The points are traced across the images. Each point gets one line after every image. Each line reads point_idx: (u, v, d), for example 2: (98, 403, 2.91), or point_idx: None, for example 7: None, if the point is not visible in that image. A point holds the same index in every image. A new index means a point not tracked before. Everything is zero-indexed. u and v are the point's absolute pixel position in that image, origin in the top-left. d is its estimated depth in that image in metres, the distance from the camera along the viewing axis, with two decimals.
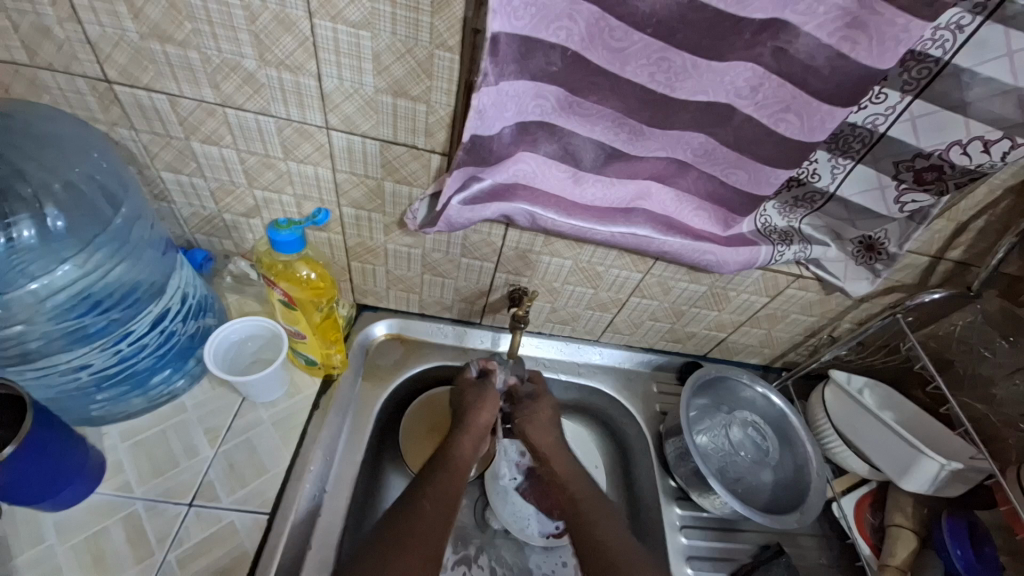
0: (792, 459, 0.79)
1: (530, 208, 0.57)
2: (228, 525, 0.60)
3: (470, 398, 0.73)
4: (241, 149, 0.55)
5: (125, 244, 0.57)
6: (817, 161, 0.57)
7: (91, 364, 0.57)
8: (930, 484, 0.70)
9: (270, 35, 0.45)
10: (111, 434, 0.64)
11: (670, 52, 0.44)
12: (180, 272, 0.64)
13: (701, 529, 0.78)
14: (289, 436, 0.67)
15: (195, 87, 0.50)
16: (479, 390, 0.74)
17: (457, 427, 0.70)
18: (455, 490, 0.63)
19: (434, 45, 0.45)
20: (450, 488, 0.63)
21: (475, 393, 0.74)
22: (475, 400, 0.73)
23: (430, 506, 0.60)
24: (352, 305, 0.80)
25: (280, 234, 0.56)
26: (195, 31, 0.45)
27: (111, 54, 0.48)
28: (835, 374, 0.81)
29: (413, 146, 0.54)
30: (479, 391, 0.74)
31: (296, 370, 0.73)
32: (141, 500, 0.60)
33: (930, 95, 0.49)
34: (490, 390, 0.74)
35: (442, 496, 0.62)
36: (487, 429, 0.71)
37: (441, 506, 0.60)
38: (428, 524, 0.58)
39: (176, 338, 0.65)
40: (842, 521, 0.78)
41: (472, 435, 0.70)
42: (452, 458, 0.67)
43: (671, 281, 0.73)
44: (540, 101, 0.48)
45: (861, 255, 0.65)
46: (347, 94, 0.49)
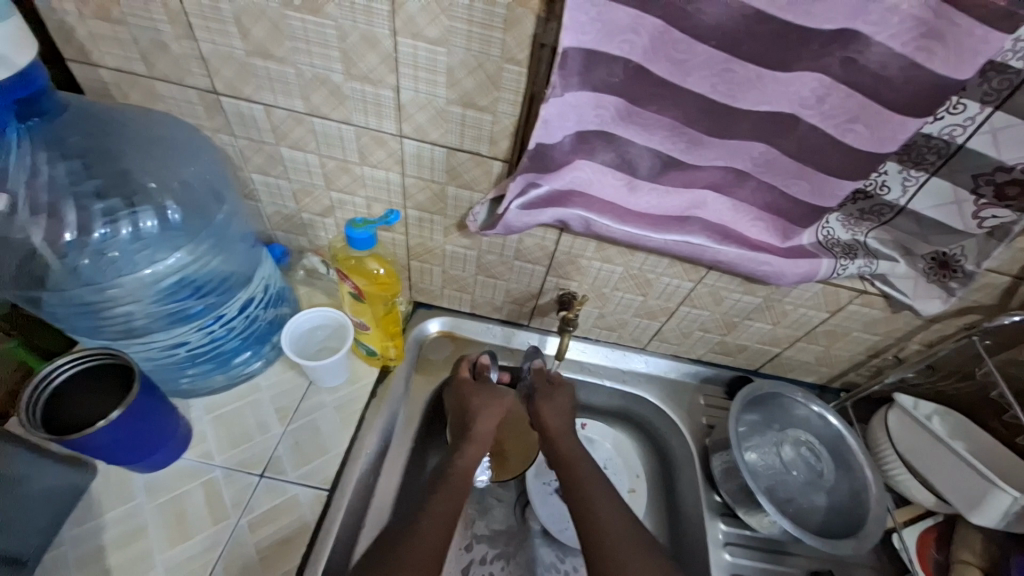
0: (848, 482, 0.76)
1: (586, 215, 0.58)
2: (292, 497, 0.65)
3: (473, 403, 0.73)
4: (321, 154, 0.61)
5: (223, 237, 0.64)
6: (886, 173, 0.55)
7: (187, 342, 0.64)
8: (1002, 519, 0.65)
9: (357, 52, 0.50)
10: (196, 407, 0.70)
11: (735, 63, 0.44)
12: (264, 267, 0.71)
13: (746, 548, 0.76)
14: (349, 420, 0.72)
15: (288, 98, 0.55)
16: (479, 392, 0.74)
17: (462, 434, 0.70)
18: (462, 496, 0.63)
19: (503, 59, 0.48)
20: (456, 493, 0.63)
21: (476, 396, 0.73)
22: (477, 403, 0.72)
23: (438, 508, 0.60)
24: (410, 302, 0.84)
25: (356, 232, 0.61)
26: (292, 48, 0.50)
27: (221, 69, 0.54)
28: (899, 397, 0.77)
29: (476, 153, 0.57)
30: (481, 393, 0.74)
31: (356, 359, 0.78)
32: (220, 468, 0.66)
33: (1009, 108, 0.47)
34: (492, 392, 0.74)
35: (449, 498, 0.62)
36: (490, 436, 0.71)
37: (447, 510, 0.60)
38: (438, 520, 0.59)
39: (257, 324, 0.71)
40: (902, 554, 0.74)
41: (477, 444, 0.69)
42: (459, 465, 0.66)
43: (724, 292, 0.72)
44: (600, 111, 0.50)
45: (934, 273, 0.62)
46: (420, 104, 0.53)
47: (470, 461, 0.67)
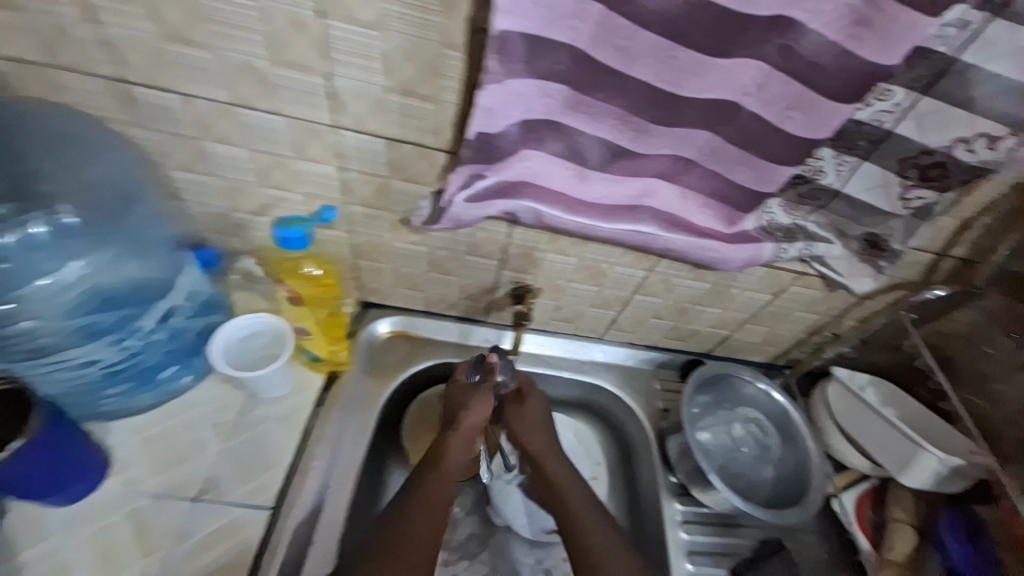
0: (793, 454, 0.80)
1: (536, 206, 0.57)
2: (232, 520, 0.61)
3: (460, 403, 0.70)
4: (251, 148, 0.56)
5: (135, 243, 0.58)
6: (822, 159, 0.57)
7: (99, 360, 0.58)
8: (929, 479, 0.71)
9: (283, 37, 0.46)
10: (115, 430, 0.65)
11: (678, 50, 0.44)
12: (189, 274, 0.65)
13: (701, 524, 0.78)
14: (295, 430, 0.68)
15: (208, 87, 0.50)
16: (470, 396, 0.70)
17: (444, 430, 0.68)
18: (444, 498, 0.64)
19: (443, 44, 0.46)
20: (437, 497, 0.63)
21: (467, 397, 0.70)
22: (463, 404, 0.69)
23: (421, 517, 0.61)
24: (357, 302, 0.80)
25: (289, 231, 0.58)
26: (210, 32, 0.46)
27: (131, 56, 0.48)
28: (837, 371, 0.81)
29: (420, 144, 0.54)
30: (472, 395, 0.70)
31: (300, 367, 0.73)
32: (147, 496, 0.61)
33: (937, 92, 0.50)
34: (483, 395, 0.70)
35: (432, 505, 0.63)
36: (475, 432, 0.69)
37: (430, 518, 0.62)
38: (418, 528, 0.61)
39: (183, 336, 0.65)
40: (842, 517, 0.78)
41: (460, 439, 0.68)
42: (440, 462, 0.66)
43: (675, 278, 0.74)
44: (547, 100, 0.48)
45: (865, 253, 0.65)
46: (357, 93, 0.50)
47: (453, 456, 0.67)
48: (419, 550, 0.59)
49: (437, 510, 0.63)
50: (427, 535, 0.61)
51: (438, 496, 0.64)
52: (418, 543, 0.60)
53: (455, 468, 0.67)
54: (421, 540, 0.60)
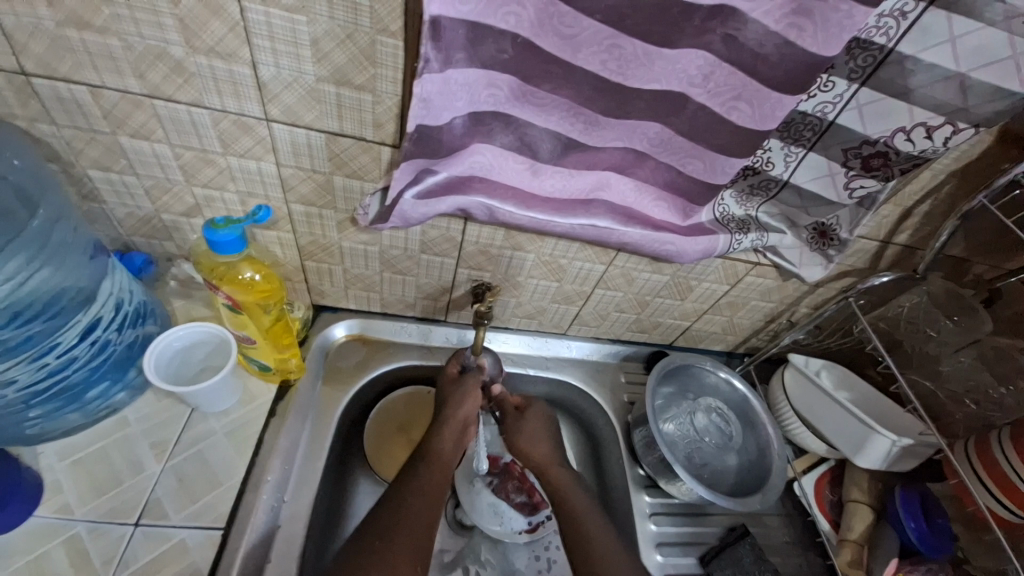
0: (755, 441, 0.81)
1: (488, 201, 0.55)
2: (178, 543, 0.56)
3: (451, 394, 0.72)
4: (176, 144, 0.52)
5: (44, 249, 0.52)
6: (770, 150, 0.58)
7: (17, 380, 0.53)
8: (884, 459, 0.73)
9: (197, 20, 0.42)
10: (47, 453, 0.60)
11: (622, 38, 0.43)
12: (114, 276, 0.60)
13: (669, 515, 0.78)
14: (243, 446, 0.64)
15: (119, 77, 0.46)
16: (461, 386, 0.73)
17: (439, 419, 0.70)
18: (440, 488, 0.63)
19: (376, 30, 0.43)
20: (433, 487, 0.62)
21: (459, 386, 0.73)
22: (455, 395, 0.72)
23: (419, 507, 0.59)
24: (310, 306, 0.76)
25: (217, 234, 0.53)
26: (114, 16, 0.42)
27: (27, 44, 0.43)
28: (794, 358, 0.82)
29: (361, 138, 0.51)
30: (464, 385, 0.73)
31: (249, 377, 0.69)
32: (84, 522, 0.56)
33: (875, 83, 0.50)
34: (474, 385, 0.74)
35: (429, 495, 0.61)
36: (468, 421, 0.71)
37: (428, 508, 0.60)
38: (414, 515, 0.58)
39: (112, 349, 0.61)
40: (802, 499, 0.81)
41: (454, 427, 0.69)
42: (434, 452, 0.67)
43: (635, 272, 0.73)
44: (492, 90, 0.46)
45: (815, 241, 0.67)
46: (286, 83, 0.46)
47: (448, 445, 0.68)
48: (417, 541, 0.56)
49: (433, 501, 0.61)
50: (426, 527, 0.58)
51: (435, 485, 0.63)
52: (417, 533, 0.57)
53: (448, 460, 0.67)
54: (419, 530, 0.57)
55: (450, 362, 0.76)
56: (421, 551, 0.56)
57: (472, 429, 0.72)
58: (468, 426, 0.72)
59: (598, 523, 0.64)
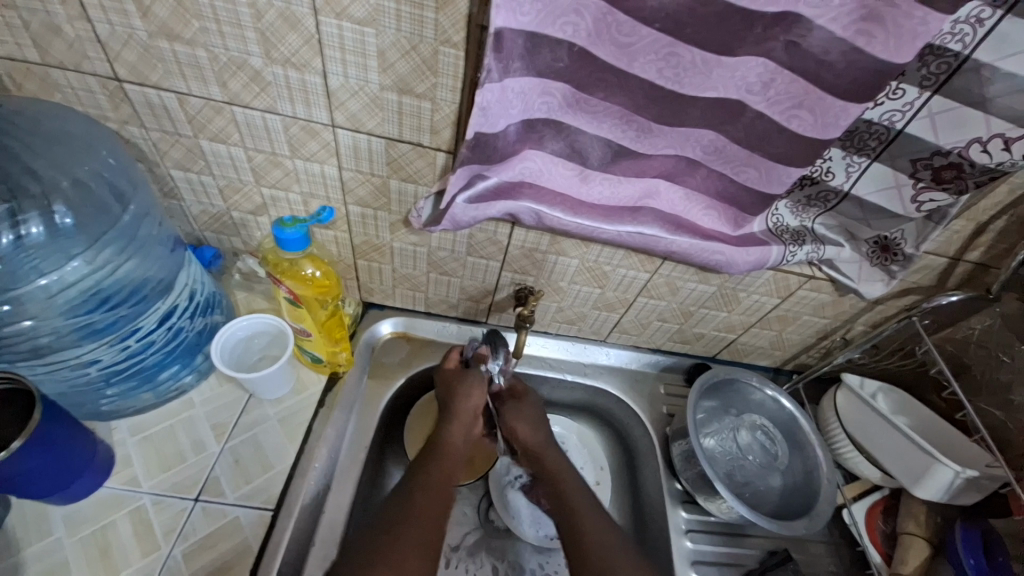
0: (802, 462, 0.78)
1: (536, 207, 0.56)
2: (233, 520, 0.60)
3: (455, 386, 0.73)
4: (249, 147, 0.56)
5: (131, 241, 0.58)
6: (831, 159, 0.56)
7: (101, 360, 0.59)
8: (946, 491, 0.68)
9: (274, 33, 0.45)
10: (120, 428, 0.65)
11: (679, 47, 0.43)
12: (189, 268, 0.65)
13: (707, 533, 0.76)
14: (294, 433, 0.68)
15: (203, 85, 0.50)
16: (464, 379, 0.73)
17: (444, 414, 0.71)
18: (447, 486, 0.64)
19: (439, 41, 0.45)
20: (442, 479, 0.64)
21: (461, 379, 0.73)
22: (459, 389, 0.73)
23: (425, 504, 0.61)
24: (359, 303, 0.80)
25: (284, 232, 0.57)
26: (203, 29, 0.45)
27: (122, 53, 0.48)
28: (847, 377, 0.79)
29: (418, 144, 0.53)
30: (466, 378, 0.73)
31: (302, 367, 0.73)
32: (149, 495, 0.61)
33: (949, 91, 0.48)
34: (476, 377, 0.73)
35: (435, 490, 0.62)
36: (476, 413, 0.72)
37: (432, 504, 0.61)
38: (422, 508, 0.60)
39: (184, 335, 0.65)
40: (852, 527, 0.76)
41: (461, 421, 0.71)
42: (444, 446, 0.68)
43: (680, 281, 0.72)
44: (547, 98, 0.48)
45: (876, 256, 0.64)
46: (352, 91, 0.49)
47: (455, 439, 0.69)
48: (423, 537, 0.58)
49: (439, 498, 0.62)
50: (432, 522, 0.59)
51: (443, 479, 0.64)
52: (422, 528, 0.58)
53: (457, 455, 0.68)
54: (424, 526, 0.58)
55: (451, 351, 0.75)
56: (429, 547, 0.57)
57: (478, 421, 0.73)
58: (476, 418, 0.73)
59: (602, 527, 0.62)
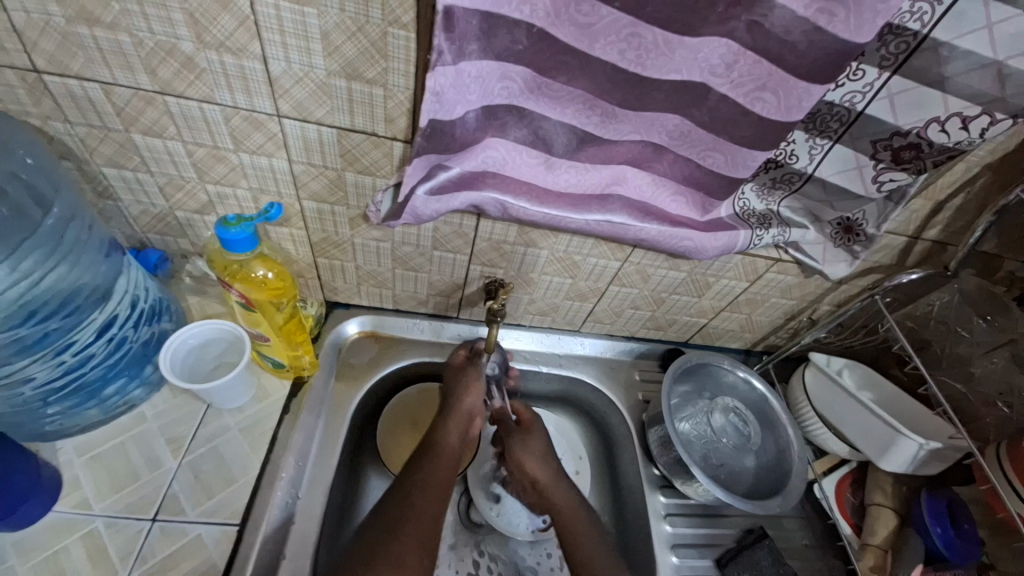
0: (774, 442, 0.79)
1: (501, 197, 0.54)
2: (195, 539, 0.57)
3: (455, 384, 0.73)
4: (188, 141, 0.52)
5: (58, 248, 0.53)
6: (795, 142, 0.55)
7: (35, 378, 0.54)
8: (909, 463, 0.71)
9: (206, 14, 0.41)
10: (65, 449, 0.60)
11: (641, 27, 0.41)
12: (129, 273, 0.61)
13: (686, 516, 0.77)
14: (258, 443, 0.64)
15: (130, 73, 0.46)
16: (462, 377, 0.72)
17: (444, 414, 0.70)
18: (445, 486, 0.63)
19: (387, 22, 0.42)
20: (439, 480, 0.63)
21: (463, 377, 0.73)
22: (459, 386, 0.72)
23: (426, 505, 0.60)
24: (323, 303, 0.76)
25: (229, 232, 0.53)
26: (124, 11, 0.41)
27: (37, 41, 0.43)
28: (815, 356, 0.80)
29: (372, 133, 0.51)
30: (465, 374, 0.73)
31: (264, 373, 0.70)
32: (101, 517, 0.57)
33: (907, 71, 0.48)
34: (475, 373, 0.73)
35: (433, 491, 0.62)
36: (474, 411, 0.72)
37: (431, 503, 0.60)
38: (421, 511, 0.59)
39: (128, 346, 0.61)
40: (823, 502, 0.79)
41: (459, 420, 0.70)
42: (440, 447, 0.67)
43: (651, 268, 0.71)
44: (507, 83, 0.45)
45: (839, 237, 0.64)
46: (297, 78, 0.46)
47: (453, 439, 0.68)
48: (423, 537, 0.57)
49: (438, 499, 0.61)
50: (430, 521, 0.58)
51: (440, 479, 0.63)
52: (420, 529, 0.57)
53: (453, 455, 0.67)
54: (421, 526, 0.58)
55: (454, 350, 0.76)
56: (426, 549, 0.56)
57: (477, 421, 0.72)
58: (472, 417, 0.72)
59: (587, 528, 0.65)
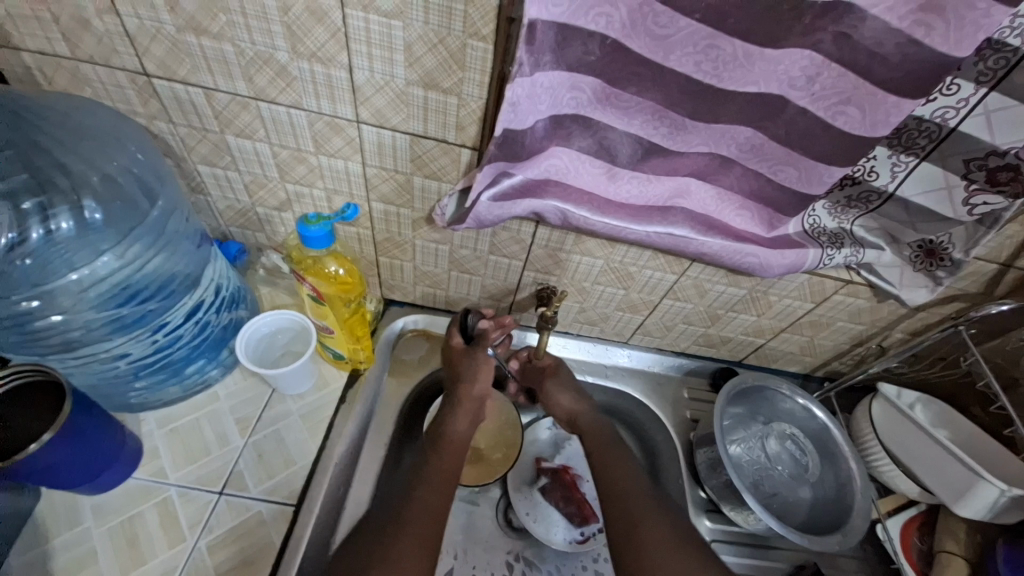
0: (834, 476, 0.74)
1: (563, 206, 0.55)
2: (255, 514, 0.61)
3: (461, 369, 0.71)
4: (273, 143, 0.56)
5: (160, 237, 0.58)
6: (875, 159, 0.53)
7: (131, 353, 0.60)
8: (987, 510, 0.65)
9: (301, 26, 0.45)
10: (147, 420, 0.66)
11: (720, 39, 0.40)
12: (215, 264, 0.66)
13: (732, 544, 0.74)
14: (316, 428, 0.68)
15: (230, 80, 0.50)
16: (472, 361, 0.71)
17: (450, 401, 0.69)
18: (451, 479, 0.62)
19: (467, 34, 0.43)
20: (446, 470, 0.62)
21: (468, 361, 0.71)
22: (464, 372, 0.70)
23: (433, 496, 0.59)
24: (380, 300, 0.80)
25: (310, 230, 0.57)
26: (229, 22, 0.45)
27: (151, 47, 0.48)
28: (884, 387, 0.76)
29: (442, 140, 0.52)
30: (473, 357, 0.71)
31: (324, 363, 0.73)
32: (175, 486, 0.62)
33: (1008, 87, 0.45)
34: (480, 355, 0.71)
35: (442, 484, 0.60)
36: (480, 400, 0.70)
37: (442, 494, 0.59)
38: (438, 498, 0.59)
39: (210, 329, 0.66)
40: (887, 544, 0.73)
41: (466, 408, 0.69)
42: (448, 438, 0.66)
43: (709, 284, 0.70)
44: (576, 93, 0.46)
45: (920, 261, 0.60)
46: (378, 86, 0.48)
47: (462, 428, 0.67)
48: (428, 534, 0.55)
49: (448, 493, 0.60)
50: (436, 518, 0.57)
51: (448, 470, 0.62)
52: (430, 526, 0.56)
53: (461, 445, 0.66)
54: (431, 521, 0.56)
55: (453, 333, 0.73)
56: (429, 543, 0.54)
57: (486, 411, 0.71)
58: (482, 402, 0.71)
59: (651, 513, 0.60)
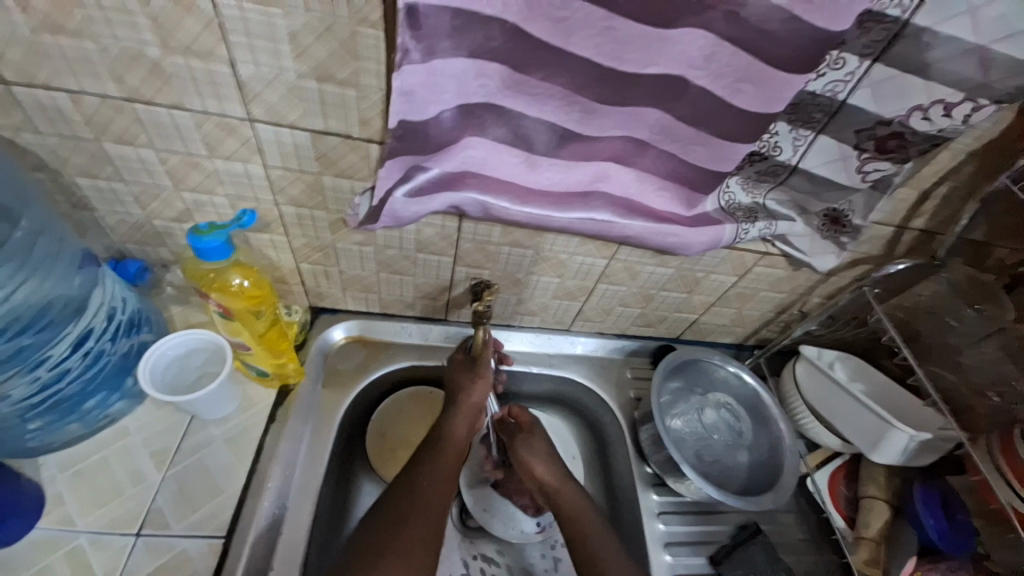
0: (767, 438, 0.78)
1: (482, 198, 0.54)
2: (180, 553, 0.56)
3: (459, 379, 0.71)
4: (160, 149, 0.51)
5: (27, 261, 0.52)
6: (778, 134, 0.55)
7: (10, 394, 0.53)
8: (901, 455, 0.71)
9: (170, 19, 0.40)
10: (47, 465, 0.59)
11: (616, 20, 0.40)
12: (104, 285, 0.59)
13: (680, 514, 0.76)
14: (244, 452, 0.63)
15: (98, 82, 0.45)
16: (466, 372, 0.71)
17: (450, 409, 0.68)
18: (451, 480, 0.62)
19: (356, 21, 0.41)
20: (447, 473, 0.62)
21: (464, 372, 0.71)
22: (463, 381, 0.70)
23: (431, 496, 0.59)
24: (307, 309, 0.75)
25: (201, 240, 0.53)
26: (88, 17, 0.40)
27: (5, 52, 0.42)
28: (806, 349, 0.79)
29: (347, 136, 0.50)
30: (470, 369, 0.71)
31: (248, 382, 0.68)
32: (85, 534, 0.56)
33: (889, 59, 0.48)
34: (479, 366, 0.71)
35: (439, 485, 0.60)
36: (479, 408, 0.70)
37: (439, 493, 0.60)
38: (432, 497, 0.59)
39: (106, 359, 0.60)
40: (817, 495, 0.78)
41: (465, 415, 0.68)
42: (445, 443, 0.65)
43: (638, 265, 0.71)
44: (483, 81, 0.44)
45: (827, 229, 0.63)
46: (268, 81, 0.45)
47: (461, 433, 0.66)
48: (430, 532, 0.56)
49: (444, 492, 0.60)
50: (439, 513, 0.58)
51: (448, 473, 0.62)
52: (428, 525, 0.56)
53: (460, 449, 0.66)
54: (431, 519, 0.57)
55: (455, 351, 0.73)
56: (432, 536, 0.56)
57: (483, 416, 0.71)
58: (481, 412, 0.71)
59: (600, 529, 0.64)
